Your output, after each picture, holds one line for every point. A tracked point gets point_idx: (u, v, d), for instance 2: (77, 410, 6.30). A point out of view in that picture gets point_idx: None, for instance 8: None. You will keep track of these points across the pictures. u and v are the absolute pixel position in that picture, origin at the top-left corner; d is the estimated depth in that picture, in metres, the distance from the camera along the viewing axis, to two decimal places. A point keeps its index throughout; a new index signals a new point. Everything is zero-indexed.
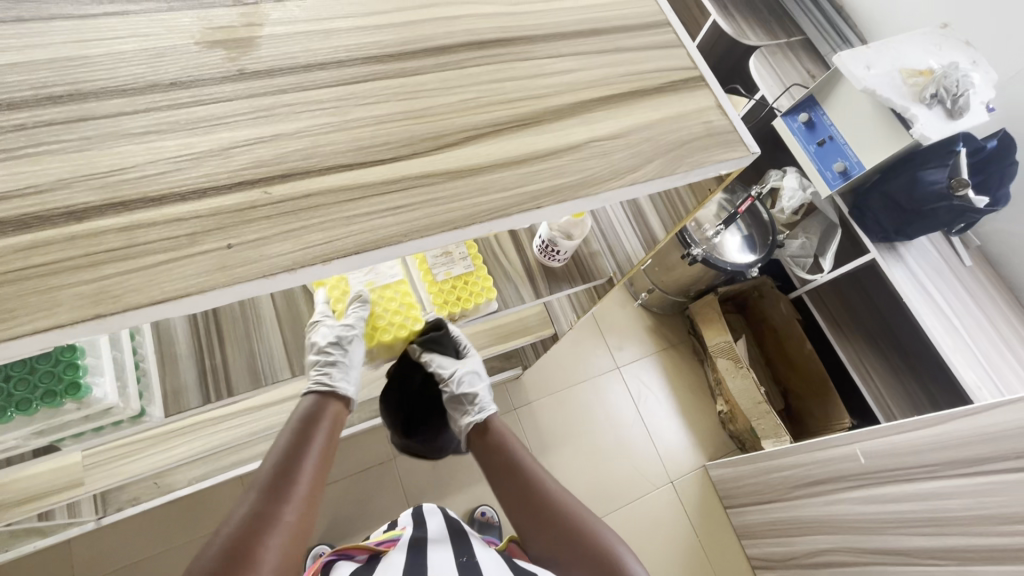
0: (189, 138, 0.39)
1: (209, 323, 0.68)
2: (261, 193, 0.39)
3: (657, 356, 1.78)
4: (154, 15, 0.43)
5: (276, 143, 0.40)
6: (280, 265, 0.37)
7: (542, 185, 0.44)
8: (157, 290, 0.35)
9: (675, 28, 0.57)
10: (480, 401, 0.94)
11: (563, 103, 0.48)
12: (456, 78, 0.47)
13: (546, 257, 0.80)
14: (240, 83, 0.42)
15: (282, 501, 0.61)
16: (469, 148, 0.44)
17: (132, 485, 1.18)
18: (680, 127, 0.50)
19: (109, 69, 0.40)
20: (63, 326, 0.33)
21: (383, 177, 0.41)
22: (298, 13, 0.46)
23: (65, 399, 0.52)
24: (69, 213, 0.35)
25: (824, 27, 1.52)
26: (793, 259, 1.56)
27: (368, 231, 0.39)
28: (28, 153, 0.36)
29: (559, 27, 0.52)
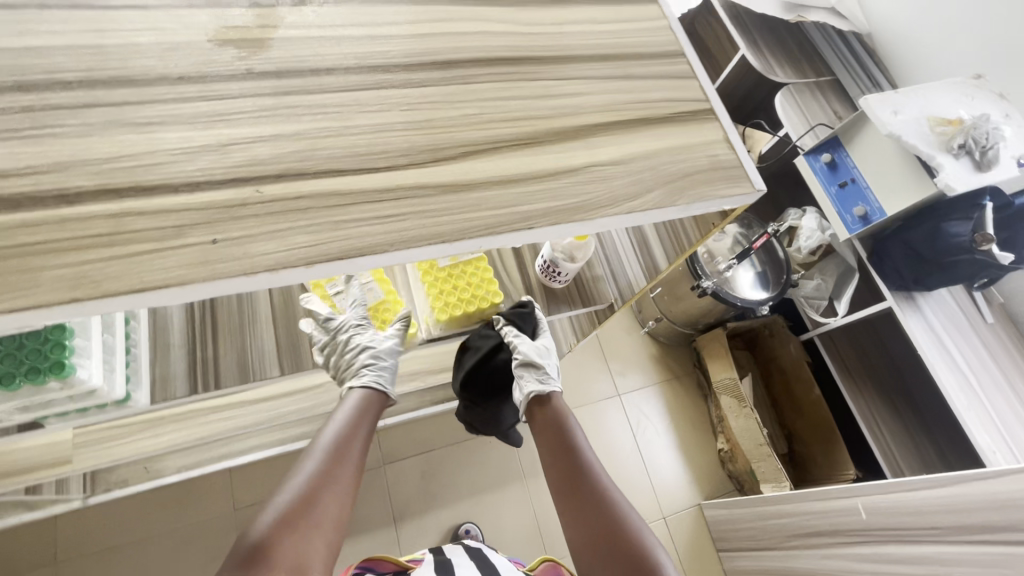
0: (189, 132, 0.40)
1: (205, 315, 0.70)
2: (253, 192, 0.39)
3: (660, 387, 1.74)
4: (172, 10, 0.44)
5: (274, 144, 0.41)
6: (262, 264, 0.37)
7: (537, 206, 0.44)
8: (136, 279, 0.35)
9: (689, 60, 0.56)
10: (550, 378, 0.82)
11: (567, 126, 0.48)
12: (462, 92, 0.47)
13: (547, 277, 0.80)
14: (247, 83, 0.43)
15: (335, 482, 0.66)
16: (466, 163, 0.44)
17: (121, 467, 1.18)
18: (684, 158, 0.50)
19: (121, 59, 0.41)
20: (37, 307, 0.33)
21: (376, 185, 0.41)
22: (313, 18, 0.47)
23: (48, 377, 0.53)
24: (61, 196, 0.36)
25: (856, 71, 1.50)
26: (807, 300, 1.52)
27: (355, 237, 0.39)
28: (30, 134, 0.37)
29: (571, 51, 0.52)
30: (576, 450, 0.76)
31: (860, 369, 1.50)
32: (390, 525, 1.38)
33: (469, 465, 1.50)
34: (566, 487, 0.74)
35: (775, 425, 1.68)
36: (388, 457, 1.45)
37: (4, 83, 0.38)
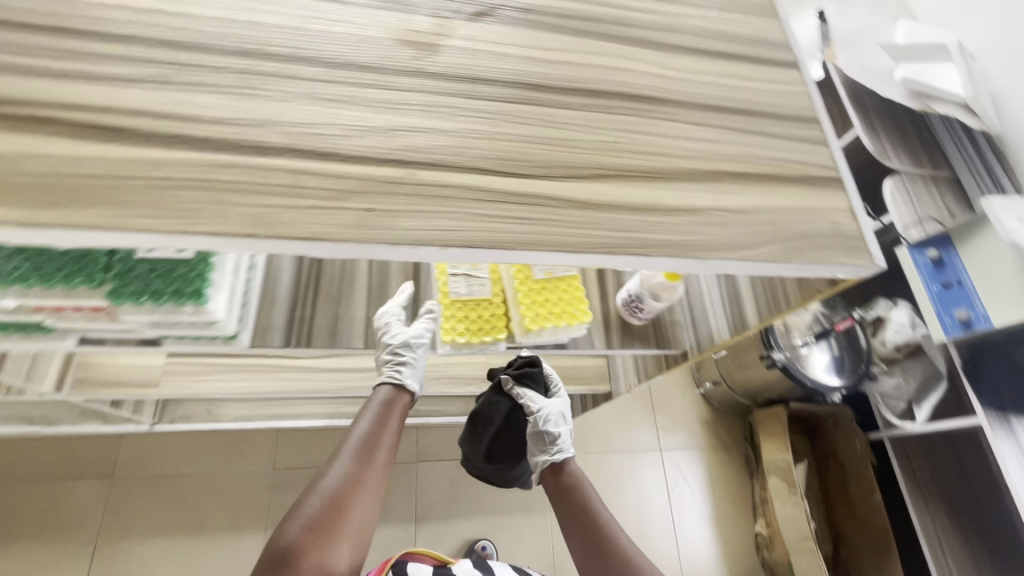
0: (364, 113, 0.45)
1: (310, 278, 0.74)
2: (408, 173, 0.43)
3: (704, 452, 1.67)
4: (367, 9, 0.50)
5: (432, 136, 0.45)
6: (406, 238, 0.41)
7: (655, 237, 0.46)
8: (301, 229, 0.39)
9: (822, 128, 0.57)
10: (561, 442, 0.93)
11: (694, 168, 0.50)
12: (602, 120, 0.50)
13: (628, 312, 0.81)
14: (417, 79, 0.48)
15: (363, 485, 0.77)
16: (596, 185, 0.47)
17: (188, 404, 1.28)
18: (805, 220, 0.50)
19: (320, 43, 0.47)
20: (222, 235, 0.38)
21: (513, 188, 0.45)
22: (481, 33, 0.52)
23: (188, 302, 0.58)
24: (257, 148, 0.41)
25: (980, 172, 1.41)
26: (884, 398, 1.48)
27: (489, 231, 0.42)
28: (241, 91, 0.43)
29: (708, 100, 0.55)
30: (591, 513, 0.85)
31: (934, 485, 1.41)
32: (411, 522, 1.40)
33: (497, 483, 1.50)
34: (581, 544, 0.84)
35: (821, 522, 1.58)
36: (422, 456, 1.48)
37: (229, 47, 0.45)
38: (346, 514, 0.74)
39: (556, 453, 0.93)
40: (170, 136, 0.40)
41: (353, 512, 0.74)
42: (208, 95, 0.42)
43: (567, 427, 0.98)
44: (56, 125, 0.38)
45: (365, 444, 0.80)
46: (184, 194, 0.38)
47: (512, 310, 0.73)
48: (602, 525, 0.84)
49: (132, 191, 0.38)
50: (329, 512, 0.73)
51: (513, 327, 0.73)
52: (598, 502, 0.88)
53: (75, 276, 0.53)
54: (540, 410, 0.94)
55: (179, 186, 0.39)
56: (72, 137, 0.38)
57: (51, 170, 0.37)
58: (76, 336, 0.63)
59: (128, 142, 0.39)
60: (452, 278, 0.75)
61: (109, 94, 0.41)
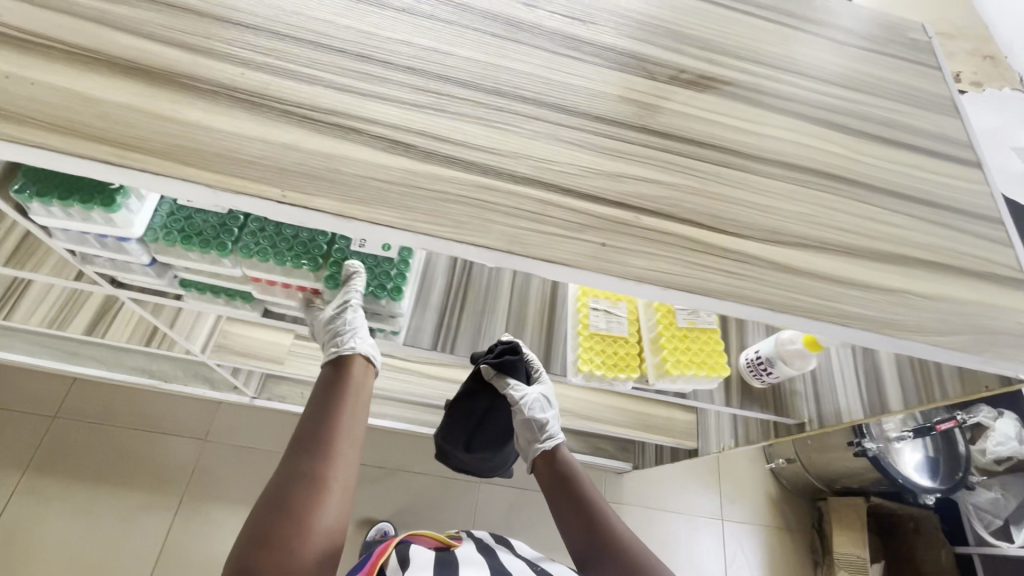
0: (597, 158, 0.51)
1: (460, 289, 0.80)
2: (634, 217, 0.48)
3: (766, 530, 1.61)
4: (597, 67, 0.57)
5: (654, 186, 0.50)
6: (632, 274, 0.45)
7: (851, 309, 0.48)
8: (547, 252, 0.44)
9: (1007, 228, 0.58)
10: (550, 427, 0.82)
11: (886, 250, 0.53)
12: (802, 192, 0.54)
13: (751, 374, 0.82)
14: (640, 133, 0.53)
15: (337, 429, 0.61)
16: (797, 252, 0.50)
17: (286, 384, 1.37)
18: (992, 316, 0.51)
19: (560, 92, 0.54)
20: (484, 247, 0.44)
21: (724, 243, 0.49)
22: (693, 100, 0.57)
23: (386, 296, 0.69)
24: (512, 176, 0.47)
25: None
26: (977, 511, 1.38)
27: (703, 280, 0.46)
28: (499, 126, 0.50)
29: (897, 187, 0.58)
30: (587, 505, 0.72)
31: None
32: None
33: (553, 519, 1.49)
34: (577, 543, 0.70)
35: None
36: (485, 477, 1.50)
37: (489, 87, 0.52)
38: (331, 459, 0.59)
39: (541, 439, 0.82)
40: (446, 157, 0.47)
41: (333, 453, 0.59)
42: (474, 127, 0.49)
43: (553, 409, 0.87)
44: (362, 137, 0.46)
45: (324, 399, 0.65)
46: (456, 207, 0.45)
47: (649, 352, 0.76)
48: (599, 519, 0.70)
49: (418, 200, 0.44)
50: (306, 452, 0.59)
51: (647, 367, 0.76)
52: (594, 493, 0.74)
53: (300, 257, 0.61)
54: (523, 397, 0.84)
55: (452, 200, 0.45)
56: (374, 148, 0.46)
57: (359, 174, 0.44)
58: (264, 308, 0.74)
59: (414, 158, 0.46)
60: (593, 312, 0.79)
61: (400, 115, 0.48)
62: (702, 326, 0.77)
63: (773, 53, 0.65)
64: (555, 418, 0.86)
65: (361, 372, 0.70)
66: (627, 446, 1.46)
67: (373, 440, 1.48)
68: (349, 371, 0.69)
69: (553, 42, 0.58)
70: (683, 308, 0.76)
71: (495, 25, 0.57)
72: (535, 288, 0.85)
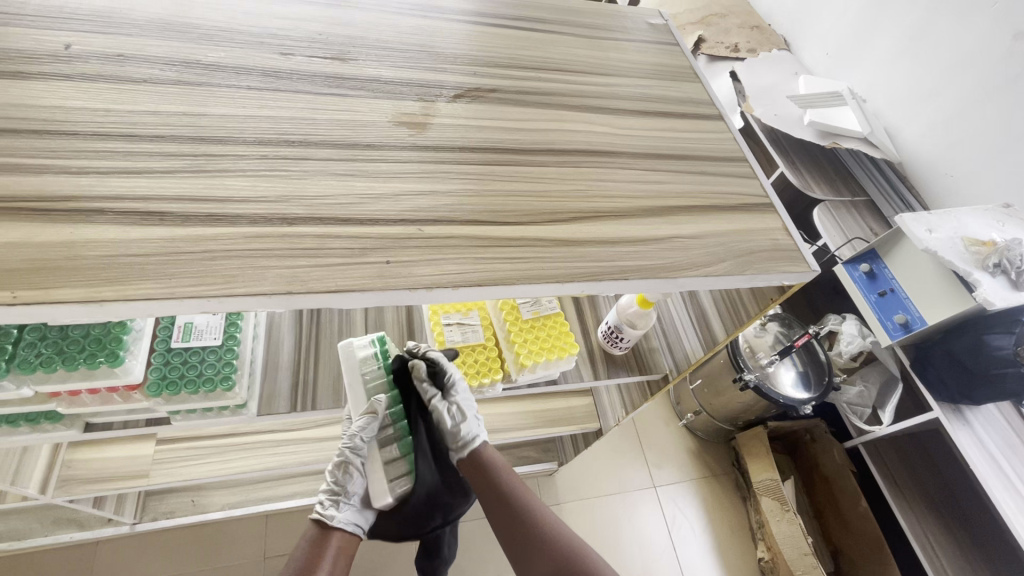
0: (373, 183, 0.52)
1: (312, 338, 0.79)
2: (417, 230, 0.50)
3: (696, 482, 1.70)
4: (364, 99, 0.59)
5: (431, 197, 0.53)
6: (422, 282, 0.47)
7: (631, 264, 0.53)
8: (332, 282, 0.45)
9: (751, 165, 0.68)
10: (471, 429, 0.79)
11: (653, 205, 0.59)
12: (573, 174, 0.59)
13: (610, 343, 0.87)
14: (414, 152, 0.56)
15: None
16: (576, 225, 0.55)
17: (172, 497, 1.23)
18: (750, 240, 0.60)
19: (327, 129, 0.55)
20: (264, 294, 0.43)
21: (508, 235, 0.52)
22: (461, 112, 0.61)
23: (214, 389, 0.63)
24: (284, 219, 0.47)
25: (887, 192, 1.63)
26: (850, 406, 1.54)
27: (491, 272, 0.49)
28: (264, 174, 0.50)
29: (655, 149, 0.66)
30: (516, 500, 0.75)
31: (910, 484, 1.47)
32: None
33: (495, 542, 1.48)
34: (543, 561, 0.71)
35: (819, 537, 1.61)
36: None
37: (250, 138, 0.52)
38: None
39: (459, 450, 0.79)
40: (206, 216, 0.46)
41: None
42: (238, 180, 0.48)
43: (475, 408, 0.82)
44: (107, 215, 0.44)
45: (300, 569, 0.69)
46: (226, 263, 0.44)
47: (506, 351, 0.84)
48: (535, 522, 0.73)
49: (180, 265, 0.43)
50: None
51: (508, 366, 0.83)
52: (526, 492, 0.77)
53: (94, 356, 0.55)
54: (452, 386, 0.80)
55: (218, 257, 0.44)
56: (123, 224, 0.43)
57: (108, 254, 0.42)
58: (83, 423, 0.66)
59: (170, 224, 0.44)
60: (446, 327, 0.83)
61: (148, 184, 0.46)
62: (545, 313, 0.85)
63: (531, 58, 0.72)
64: (471, 421, 0.80)
65: (345, 542, 0.75)
66: (549, 445, 1.48)
67: (289, 523, 1.35)
68: (330, 541, 0.74)
69: (315, 83, 0.59)
70: (524, 301, 0.84)
71: (249, 77, 0.57)
72: (390, 320, 0.86)
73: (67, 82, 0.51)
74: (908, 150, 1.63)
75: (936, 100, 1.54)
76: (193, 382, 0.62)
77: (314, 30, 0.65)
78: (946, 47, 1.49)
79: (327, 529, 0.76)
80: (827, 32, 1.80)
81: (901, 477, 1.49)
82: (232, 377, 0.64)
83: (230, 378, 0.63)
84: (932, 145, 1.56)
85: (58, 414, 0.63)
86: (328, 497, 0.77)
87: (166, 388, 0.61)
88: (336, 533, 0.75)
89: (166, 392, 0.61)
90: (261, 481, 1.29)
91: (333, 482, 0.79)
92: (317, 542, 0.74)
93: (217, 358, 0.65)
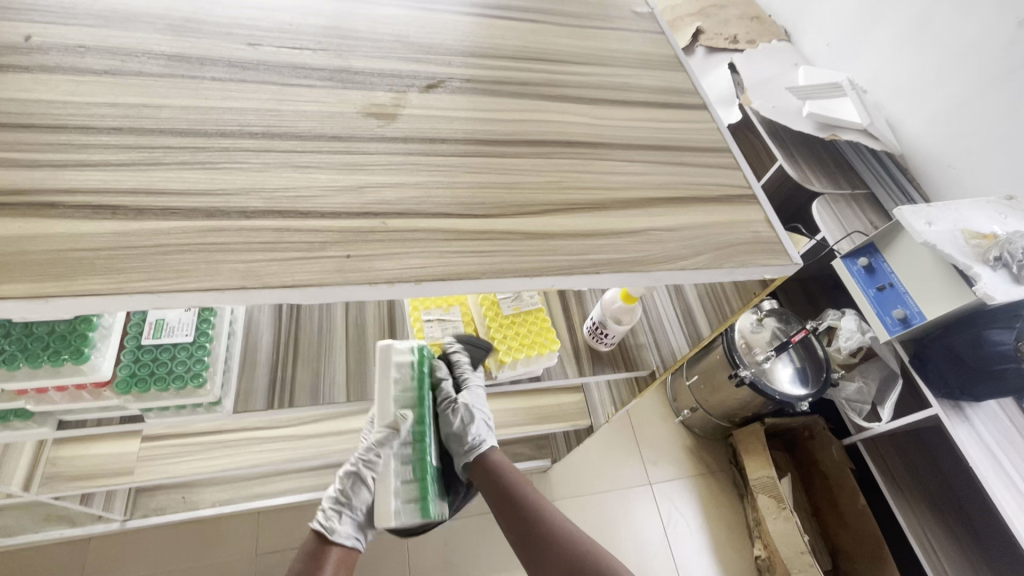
0: (337, 175, 0.51)
1: (292, 334, 0.78)
2: (380, 223, 0.48)
3: (693, 479, 1.69)
4: (332, 89, 0.58)
5: (397, 189, 0.51)
6: (384, 277, 0.45)
7: (604, 257, 0.52)
8: (289, 277, 0.43)
9: (735, 156, 0.67)
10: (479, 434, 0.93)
11: (629, 197, 0.58)
12: (548, 166, 0.58)
13: (595, 339, 0.85)
14: (383, 144, 0.54)
15: None
16: (548, 218, 0.53)
17: (162, 493, 1.23)
18: (731, 233, 0.58)
19: (292, 120, 0.54)
20: (218, 289, 0.42)
21: (475, 228, 0.50)
22: (434, 103, 0.60)
23: (186, 386, 0.62)
24: (242, 212, 0.46)
25: (888, 185, 1.60)
26: (849, 403, 1.52)
27: (456, 265, 0.48)
28: (223, 166, 0.48)
29: (634, 140, 0.64)
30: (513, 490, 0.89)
31: (910, 481, 1.45)
32: None
33: (488, 539, 1.48)
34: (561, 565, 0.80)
35: (817, 535, 1.59)
36: None
37: (212, 130, 0.51)
38: None
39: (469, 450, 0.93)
40: (162, 209, 0.44)
41: None
42: (196, 173, 0.47)
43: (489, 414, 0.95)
44: (58, 209, 0.43)
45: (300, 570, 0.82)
46: (179, 257, 0.42)
47: (488, 348, 0.83)
48: (544, 518, 0.85)
49: (131, 260, 0.41)
50: None
51: (489, 362, 0.84)
52: (535, 493, 0.90)
53: (58, 353, 0.54)
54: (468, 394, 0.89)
55: (171, 251, 0.43)
56: (74, 218, 0.42)
57: (57, 249, 0.41)
58: (56, 420, 0.65)
59: (123, 218, 0.43)
60: (427, 324, 0.85)
61: (103, 177, 0.45)
62: (525, 309, 0.84)
63: (510, 47, 0.70)
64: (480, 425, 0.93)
65: (342, 554, 0.86)
66: (543, 442, 1.47)
67: (280, 520, 1.35)
68: (329, 550, 0.86)
69: (283, 74, 0.58)
70: (504, 297, 0.83)
71: (215, 68, 0.56)
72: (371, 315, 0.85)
73: (26, 74, 0.50)
74: (909, 142, 1.59)
75: (937, 90, 1.51)
76: (163, 379, 0.61)
77: (285, 20, 0.63)
78: (948, 37, 1.46)
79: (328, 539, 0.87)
80: (827, 22, 1.77)
81: (900, 475, 1.46)
82: (204, 375, 0.63)
83: (201, 376, 0.62)
84: (933, 137, 1.53)
85: (29, 411, 0.62)
86: (333, 507, 0.90)
87: (136, 385, 0.61)
88: (335, 542, 0.87)
89: (136, 390, 0.61)
90: (252, 478, 1.29)
91: (341, 494, 0.92)
92: (316, 552, 0.85)
93: (188, 355, 0.64)
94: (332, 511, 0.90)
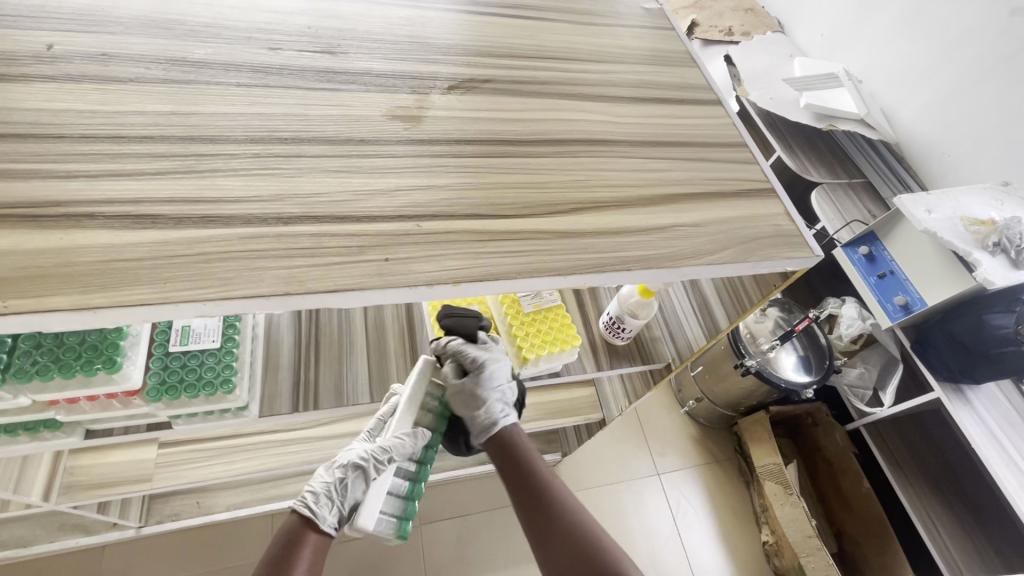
0: (368, 179, 0.51)
1: (313, 338, 0.79)
2: (415, 226, 0.49)
3: (700, 468, 1.71)
4: (356, 93, 0.58)
5: (429, 191, 0.52)
6: (423, 279, 0.46)
7: (633, 254, 0.53)
8: (332, 282, 0.44)
9: (752, 150, 0.68)
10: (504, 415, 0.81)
11: (653, 193, 0.58)
12: (573, 164, 0.59)
13: (611, 333, 0.86)
14: (410, 146, 0.55)
15: None
16: (577, 216, 0.54)
17: (177, 499, 1.23)
18: (753, 226, 0.59)
19: (319, 125, 0.54)
20: (262, 296, 0.42)
21: (508, 228, 0.51)
22: (457, 104, 0.60)
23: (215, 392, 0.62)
24: (279, 219, 0.46)
25: (885, 173, 1.62)
26: (851, 388, 1.55)
27: (492, 266, 0.48)
28: (257, 173, 0.48)
29: (653, 136, 0.65)
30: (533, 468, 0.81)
31: (911, 464, 1.49)
32: None
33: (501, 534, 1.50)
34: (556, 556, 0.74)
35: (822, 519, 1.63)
36: (425, 518, 1.47)
37: (241, 136, 0.51)
38: None
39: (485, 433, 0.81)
40: (200, 217, 0.45)
41: None
42: (231, 180, 0.47)
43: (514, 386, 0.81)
44: (98, 219, 0.43)
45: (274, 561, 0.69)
46: (223, 265, 0.43)
47: (509, 345, 0.84)
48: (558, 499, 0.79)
49: (176, 268, 0.42)
50: None
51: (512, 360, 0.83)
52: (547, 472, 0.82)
53: (91, 362, 0.55)
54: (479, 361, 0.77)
55: (213, 259, 0.43)
56: (114, 228, 0.42)
57: (101, 260, 0.41)
58: (83, 429, 0.65)
59: (163, 227, 0.43)
60: None
61: (138, 186, 0.45)
62: (546, 305, 0.85)
63: (525, 46, 0.71)
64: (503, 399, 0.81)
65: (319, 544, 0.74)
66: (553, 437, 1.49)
67: None
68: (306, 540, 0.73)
69: (306, 78, 0.58)
70: (525, 295, 0.84)
71: (238, 73, 0.56)
72: (390, 316, 0.85)
73: (51, 83, 0.50)
74: (905, 131, 1.62)
75: (931, 80, 1.53)
76: (193, 386, 0.61)
77: (302, 23, 0.63)
78: (942, 27, 1.48)
79: (305, 525, 0.75)
80: (821, 12, 1.78)
81: (902, 458, 1.50)
82: (233, 380, 0.63)
83: (231, 381, 0.63)
84: (928, 125, 1.55)
85: (58, 421, 0.62)
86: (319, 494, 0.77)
87: (165, 393, 0.61)
88: (315, 530, 0.75)
89: (166, 397, 0.61)
90: (267, 481, 1.29)
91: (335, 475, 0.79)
92: (293, 536, 0.73)
93: (217, 361, 0.64)
94: (318, 497, 0.77)
